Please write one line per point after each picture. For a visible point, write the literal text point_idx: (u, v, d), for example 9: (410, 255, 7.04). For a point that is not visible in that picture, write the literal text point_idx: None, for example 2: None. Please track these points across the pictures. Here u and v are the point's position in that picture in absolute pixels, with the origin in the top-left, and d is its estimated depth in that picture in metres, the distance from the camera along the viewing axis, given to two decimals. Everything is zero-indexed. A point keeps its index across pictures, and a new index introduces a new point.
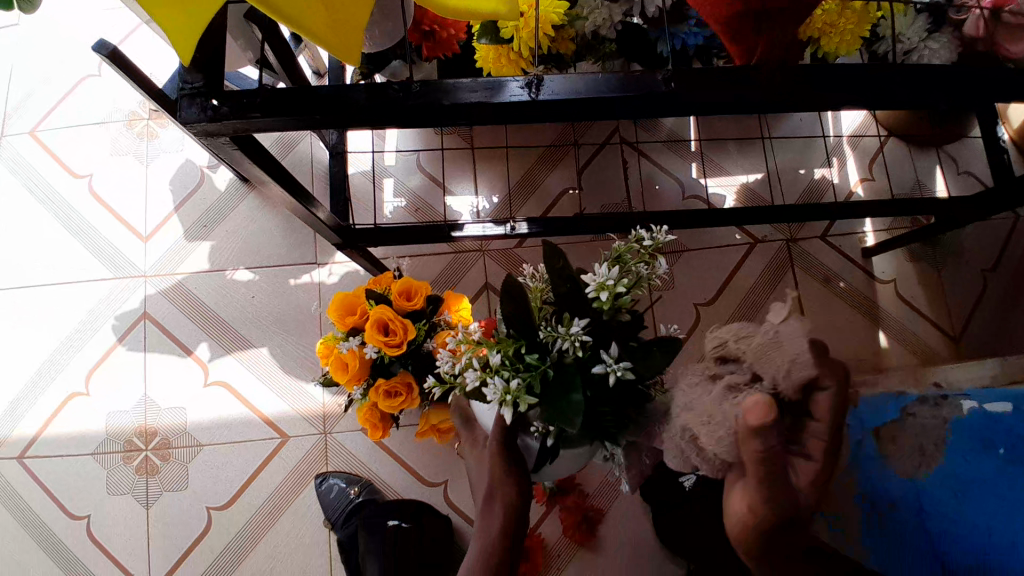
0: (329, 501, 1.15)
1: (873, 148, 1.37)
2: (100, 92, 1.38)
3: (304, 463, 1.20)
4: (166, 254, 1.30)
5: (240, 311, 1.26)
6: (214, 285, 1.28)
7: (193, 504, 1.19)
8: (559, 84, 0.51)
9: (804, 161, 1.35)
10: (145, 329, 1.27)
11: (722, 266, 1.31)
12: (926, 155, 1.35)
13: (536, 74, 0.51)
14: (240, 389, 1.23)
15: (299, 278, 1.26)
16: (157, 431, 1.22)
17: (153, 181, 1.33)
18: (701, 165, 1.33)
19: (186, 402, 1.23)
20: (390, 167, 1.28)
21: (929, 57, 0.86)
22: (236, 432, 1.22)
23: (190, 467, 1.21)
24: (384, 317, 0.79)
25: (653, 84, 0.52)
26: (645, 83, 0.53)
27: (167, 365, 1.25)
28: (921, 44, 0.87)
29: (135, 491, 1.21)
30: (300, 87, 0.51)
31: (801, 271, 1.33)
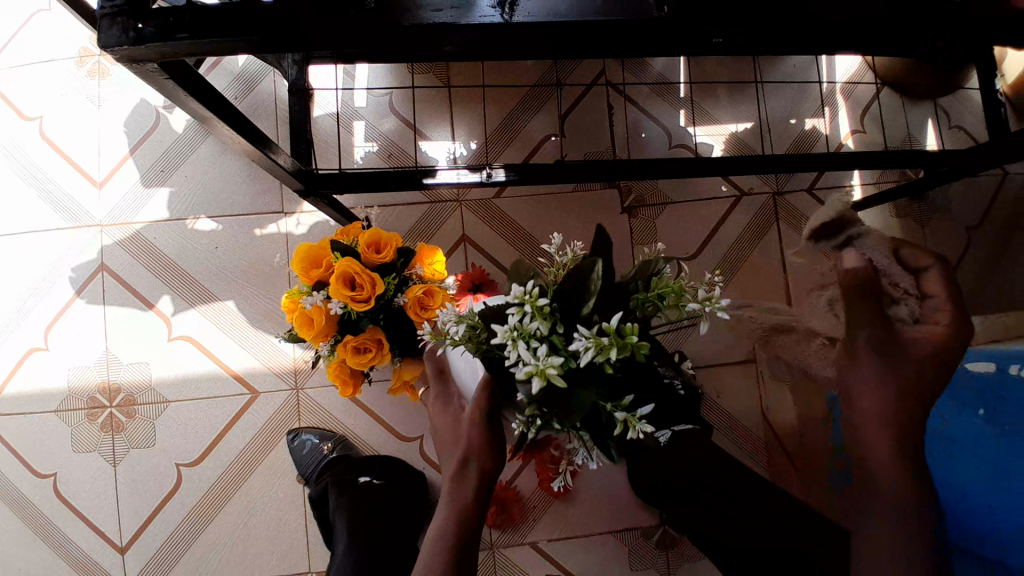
0: (302, 457, 1.13)
1: (866, 99, 1.33)
2: (41, 23, 1.26)
3: (276, 418, 1.17)
4: (122, 202, 1.21)
5: (203, 262, 1.20)
6: (174, 235, 1.21)
7: (162, 461, 1.17)
8: (537, 3, 0.46)
9: (795, 110, 1.30)
10: (103, 282, 1.20)
11: (707, 219, 1.28)
12: (919, 107, 1.32)
13: None
14: (206, 343, 1.18)
15: (264, 227, 1.20)
16: (121, 388, 1.18)
17: (104, 122, 1.23)
18: (690, 112, 1.27)
19: (150, 357, 1.18)
20: (361, 108, 1.20)
21: None
22: (205, 388, 1.18)
23: (157, 424, 1.17)
24: (350, 270, 0.74)
25: (642, 9, 0.46)
26: (634, 8, 0.46)
27: (129, 319, 1.19)
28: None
29: (101, 447, 1.17)
30: (240, 4, 0.44)
31: (787, 225, 1.30)
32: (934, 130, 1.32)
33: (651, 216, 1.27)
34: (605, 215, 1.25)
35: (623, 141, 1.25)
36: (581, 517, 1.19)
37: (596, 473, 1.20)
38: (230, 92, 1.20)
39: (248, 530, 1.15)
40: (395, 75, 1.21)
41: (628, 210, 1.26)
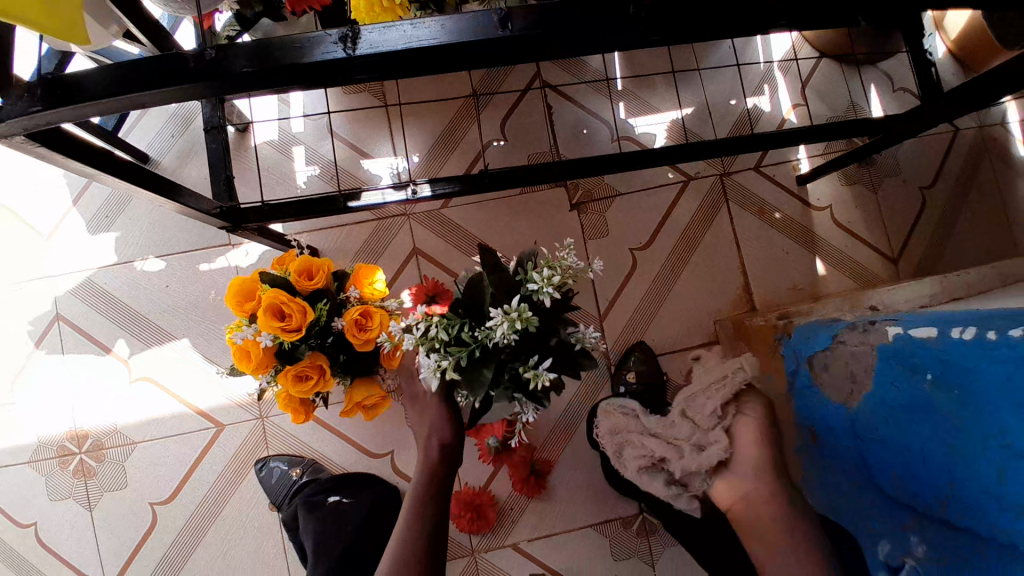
0: (273, 485, 1.13)
1: (803, 72, 1.33)
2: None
3: (245, 449, 1.17)
4: (71, 249, 1.21)
5: (156, 302, 1.20)
6: (125, 277, 1.20)
7: (136, 502, 1.16)
8: (379, 35, 0.44)
9: (735, 90, 1.30)
10: (60, 331, 1.20)
11: (656, 208, 1.28)
12: (856, 74, 1.34)
13: (353, 26, 0.44)
14: (168, 383, 1.18)
15: (213, 262, 1.20)
16: (89, 434, 1.18)
17: (43, 172, 1.23)
18: (627, 104, 1.28)
19: (114, 402, 1.18)
20: (299, 133, 1.21)
21: None
22: (171, 426, 1.18)
23: (128, 466, 1.17)
24: (278, 300, 0.74)
25: (487, 24, 0.44)
26: (480, 24, 0.44)
27: (88, 366, 1.19)
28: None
29: (75, 494, 1.17)
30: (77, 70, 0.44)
31: (735, 205, 1.30)
32: (875, 95, 1.34)
33: (600, 211, 1.27)
34: (556, 214, 1.25)
35: (565, 139, 1.25)
36: (558, 513, 1.20)
37: (569, 471, 1.21)
38: (167, 130, 1.21)
39: (229, 562, 1.15)
40: (330, 96, 1.22)
41: (577, 207, 1.26)
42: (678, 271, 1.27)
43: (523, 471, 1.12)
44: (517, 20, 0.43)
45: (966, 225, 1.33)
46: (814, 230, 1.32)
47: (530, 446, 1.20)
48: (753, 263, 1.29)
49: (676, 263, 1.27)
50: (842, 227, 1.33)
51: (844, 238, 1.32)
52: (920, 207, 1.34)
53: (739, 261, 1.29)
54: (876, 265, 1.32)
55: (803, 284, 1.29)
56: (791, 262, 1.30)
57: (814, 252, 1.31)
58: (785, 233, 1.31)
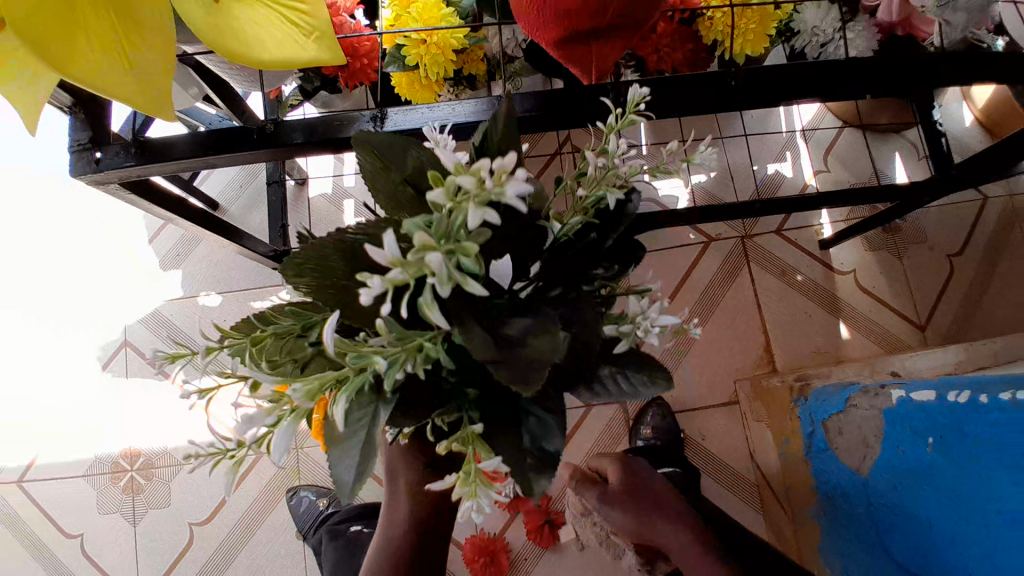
0: (300, 513, 1.19)
1: (826, 140, 1.39)
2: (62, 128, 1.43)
3: (278, 476, 1.24)
4: (144, 283, 1.36)
5: (212, 334, 1.32)
6: (188, 311, 1.34)
7: (176, 520, 1.25)
8: (402, 115, 0.53)
9: (757, 159, 1.37)
10: (127, 356, 1.33)
11: (678, 266, 1.33)
12: (881, 141, 1.38)
13: (381, 108, 0.53)
14: (215, 410, 1.29)
15: (265, 300, 1.32)
16: (141, 452, 1.28)
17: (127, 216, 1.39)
18: (651, 169, 1.36)
19: (167, 424, 1.29)
20: (349, 187, 1.34)
21: (848, 47, 0.85)
22: (215, 450, 1.27)
23: (172, 485, 1.26)
24: None
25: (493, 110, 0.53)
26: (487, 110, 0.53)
27: (148, 389, 1.31)
28: (836, 35, 0.86)
29: (122, 509, 1.26)
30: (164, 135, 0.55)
31: (757, 266, 1.34)
32: (899, 164, 1.37)
33: None
34: None
35: None
36: (571, 565, 1.21)
37: None
38: (236, 182, 1.37)
39: None
40: None
41: None
42: (698, 327, 1.31)
43: (538, 521, 1.16)
44: (516, 105, 0.53)
45: (997, 293, 1.32)
46: (837, 293, 1.33)
47: (547, 494, 1.22)
48: (775, 323, 1.31)
49: (697, 320, 1.31)
50: (867, 292, 1.34)
51: (869, 302, 1.33)
52: (950, 268, 1.34)
53: (760, 321, 1.31)
54: (903, 332, 1.32)
55: (827, 347, 1.30)
56: (814, 324, 1.31)
57: (838, 316, 1.32)
58: (808, 296, 1.33)
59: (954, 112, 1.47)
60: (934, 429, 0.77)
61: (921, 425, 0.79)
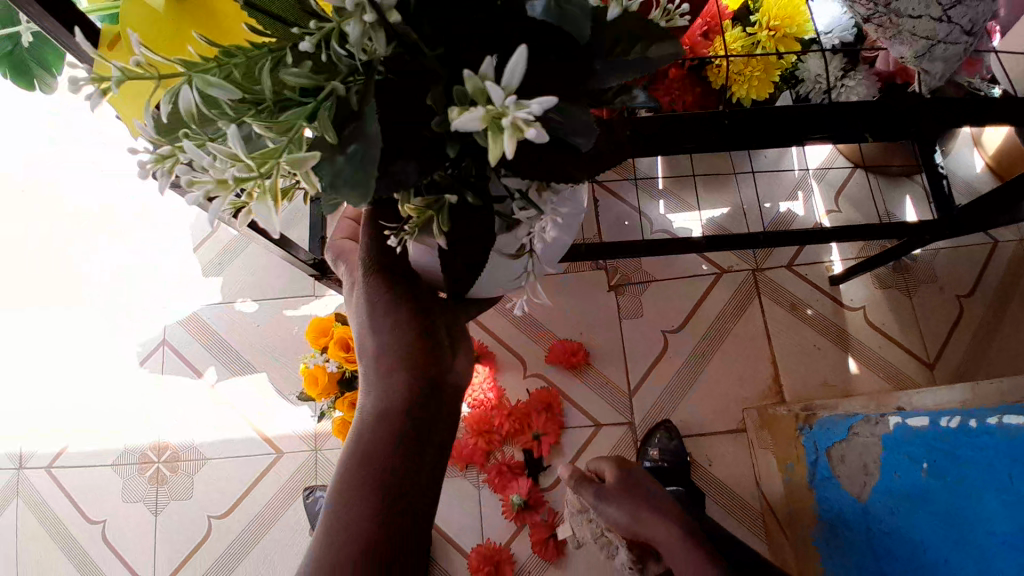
0: (316, 512, 1.24)
1: (838, 181, 1.44)
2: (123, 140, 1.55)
3: (296, 476, 1.30)
4: (184, 287, 1.45)
5: (244, 338, 1.40)
6: (224, 314, 1.42)
7: (196, 513, 1.31)
8: None
9: (770, 196, 1.43)
10: (164, 354, 1.42)
11: (690, 295, 1.38)
12: (891, 185, 1.43)
13: None
14: (242, 409, 1.36)
15: (296, 308, 1.40)
16: (169, 446, 1.35)
17: (174, 224, 1.50)
18: (666, 201, 1.43)
19: (196, 420, 1.36)
20: None
21: (849, 94, 0.92)
22: (239, 447, 1.33)
23: (195, 478, 1.33)
24: (347, 336, 0.90)
25: None
26: None
27: (180, 386, 1.39)
28: (839, 83, 0.93)
29: (146, 499, 1.33)
30: None
31: (767, 299, 1.38)
32: (910, 206, 1.41)
33: (636, 292, 1.38)
34: (596, 292, 1.38)
35: (610, 226, 1.40)
36: None
37: None
38: None
39: None
40: None
41: (615, 287, 1.38)
42: (708, 354, 1.35)
43: (543, 533, 1.19)
44: None
45: (1006, 335, 1.33)
46: (846, 328, 1.37)
47: (553, 509, 1.26)
48: (783, 354, 1.35)
49: (707, 347, 1.35)
50: (876, 328, 1.37)
51: (877, 338, 1.36)
52: (959, 308, 1.37)
53: (769, 351, 1.35)
54: (912, 368, 1.34)
55: (835, 380, 1.33)
56: (823, 357, 1.34)
57: (846, 351, 1.35)
58: (816, 330, 1.36)
59: (965, 159, 1.52)
60: (930, 454, 0.82)
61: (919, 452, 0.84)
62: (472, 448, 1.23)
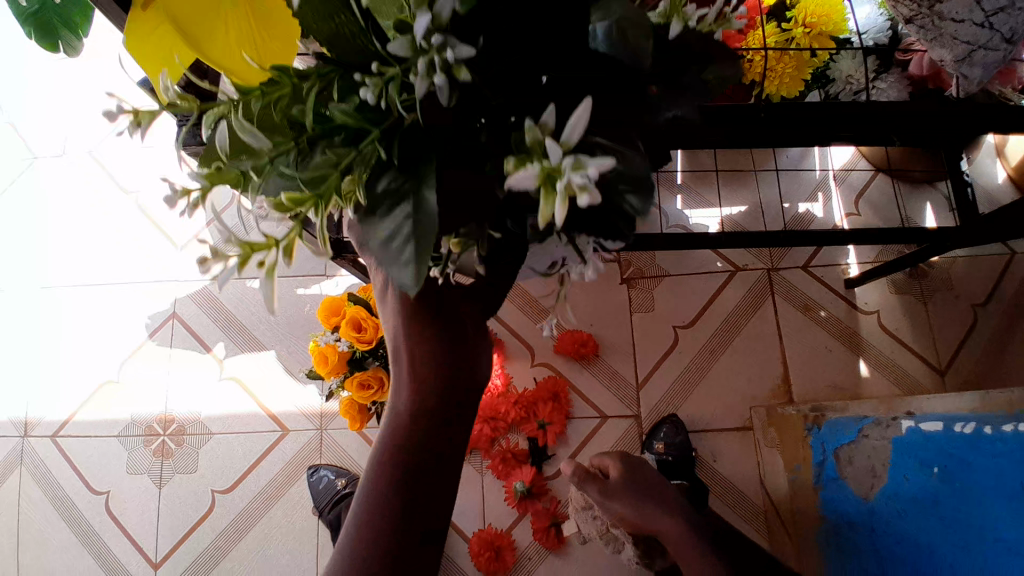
0: (318, 491, 1.25)
1: (859, 184, 1.43)
2: None
3: (300, 455, 1.31)
4: (196, 262, 1.45)
5: (254, 315, 1.40)
6: (234, 291, 1.42)
7: (199, 486, 1.31)
8: None
9: (789, 195, 1.41)
10: (173, 328, 1.42)
11: (703, 291, 1.37)
12: (914, 190, 1.41)
13: None
14: (249, 385, 1.36)
15: (305, 287, 1.40)
16: (175, 419, 1.36)
17: (190, 199, 1.50)
18: (683, 196, 1.41)
19: (203, 395, 1.37)
20: None
21: (880, 94, 0.90)
22: (244, 424, 1.34)
23: (200, 452, 1.33)
24: (359, 316, 0.89)
25: None
26: None
27: (188, 360, 1.39)
28: (869, 82, 0.91)
29: (151, 471, 1.34)
30: None
31: (781, 299, 1.37)
32: (931, 212, 1.39)
33: (649, 287, 1.37)
34: (608, 284, 1.37)
35: None
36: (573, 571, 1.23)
37: None
38: None
39: (265, 556, 1.26)
40: None
41: (628, 281, 1.37)
42: (718, 352, 1.34)
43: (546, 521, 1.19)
44: None
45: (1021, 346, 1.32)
46: (860, 331, 1.35)
47: (556, 499, 1.25)
48: (794, 354, 1.34)
49: (717, 345, 1.34)
50: (889, 332, 1.36)
51: (890, 343, 1.35)
52: (976, 310, 1.35)
53: (780, 352, 1.34)
54: (922, 375, 1.33)
55: (845, 384, 1.32)
56: (834, 360, 1.33)
57: (859, 355, 1.34)
58: (829, 332, 1.35)
59: (987, 167, 1.49)
60: None
61: None
62: (478, 435, 1.23)
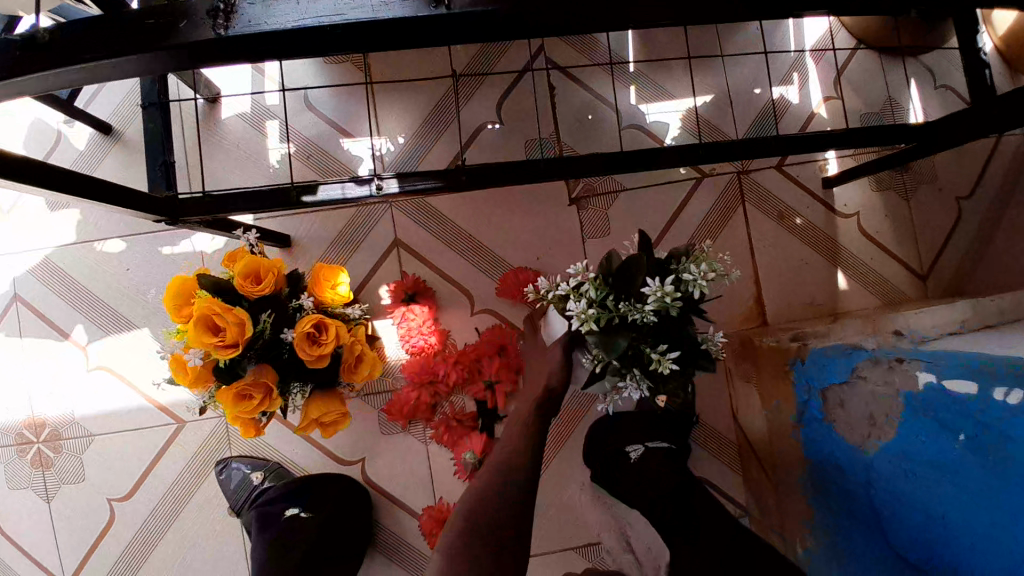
0: (231, 489, 1.06)
1: (839, 62, 1.19)
2: None
3: (208, 447, 1.10)
4: (28, 224, 1.12)
5: (118, 286, 1.11)
6: (85, 259, 1.12)
7: (91, 497, 1.10)
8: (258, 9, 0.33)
9: (761, 78, 1.17)
10: (18, 312, 1.12)
11: (666, 206, 1.16)
12: (898, 67, 1.19)
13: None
14: (130, 373, 1.11)
15: (175, 245, 1.11)
16: (46, 423, 1.10)
17: (3, 139, 1.13)
18: (639, 87, 1.15)
19: (73, 392, 1.11)
20: (274, 106, 1.10)
21: None
22: (132, 419, 1.10)
23: (84, 458, 1.10)
24: (213, 312, 0.64)
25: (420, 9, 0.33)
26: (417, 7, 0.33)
27: (43, 351, 1.11)
28: None
29: (34, 485, 1.10)
30: None
31: (754, 207, 1.17)
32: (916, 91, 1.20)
33: (603, 206, 1.15)
34: (555, 207, 1.14)
35: (570, 124, 1.13)
36: None
37: None
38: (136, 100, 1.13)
39: (188, 563, 1.09)
40: (312, 68, 1.10)
41: (577, 201, 1.14)
42: None
43: None
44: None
45: None
46: (838, 238, 1.19)
47: None
48: (768, 271, 1.17)
49: None
50: (868, 236, 1.20)
51: (870, 249, 1.20)
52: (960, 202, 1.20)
53: (753, 270, 1.17)
54: (903, 282, 1.20)
55: (822, 301, 1.18)
56: (811, 272, 1.18)
57: (837, 265, 1.19)
58: (805, 242, 1.18)
59: None
60: (961, 424, 0.68)
61: (945, 418, 0.70)
62: (414, 403, 1.04)
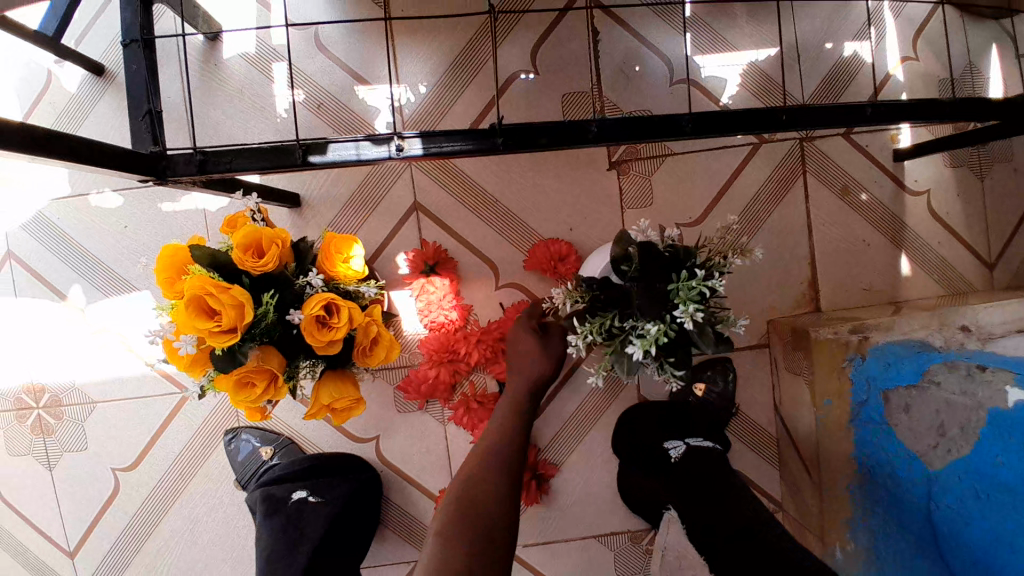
0: (240, 462, 1.02)
1: (919, 16, 1.03)
2: None
3: (214, 419, 1.04)
4: (20, 176, 1.03)
5: (117, 245, 1.03)
6: (82, 215, 1.03)
7: (96, 465, 1.05)
8: None
9: (834, 30, 1.02)
10: (12, 272, 1.04)
11: (715, 175, 1.04)
12: (982, 26, 1.03)
13: None
14: (131, 339, 1.04)
15: (177, 201, 1.02)
16: (46, 388, 1.05)
17: None
18: (694, 36, 1.00)
19: (73, 357, 1.05)
20: (281, 47, 0.98)
21: None
22: (135, 387, 1.04)
23: (87, 425, 1.05)
24: (205, 293, 0.55)
25: None
26: None
27: (41, 313, 1.05)
28: None
29: (34, 452, 1.06)
30: None
31: (814, 179, 1.05)
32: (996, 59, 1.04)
33: (644, 173, 1.03)
34: (591, 171, 1.03)
35: (613, 76, 1.00)
36: (559, 518, 1.07)
37: (576, 473, 1.07)
38: None
39: (196, 536, 1.05)
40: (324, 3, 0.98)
41: (616, 165, 1.03)
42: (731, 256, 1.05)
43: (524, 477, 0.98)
44: None
45: None
46: (904, 217, 1.07)
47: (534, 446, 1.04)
48: (823, 252, 1.06)
49: None
50: (937, 217, 1.07)
51: (938, 231, 1.07)
52: None
53: (807, 250, 1.05)
54: (970, 270, 1.08)
55: (881, 286, 1.07)
56: (871, 254, 1.06)
57: (900, 247, 1.07)
58: (868, 220, 1.06)
59: None
60: None
61: None
62: (432, 381, 0.96)
